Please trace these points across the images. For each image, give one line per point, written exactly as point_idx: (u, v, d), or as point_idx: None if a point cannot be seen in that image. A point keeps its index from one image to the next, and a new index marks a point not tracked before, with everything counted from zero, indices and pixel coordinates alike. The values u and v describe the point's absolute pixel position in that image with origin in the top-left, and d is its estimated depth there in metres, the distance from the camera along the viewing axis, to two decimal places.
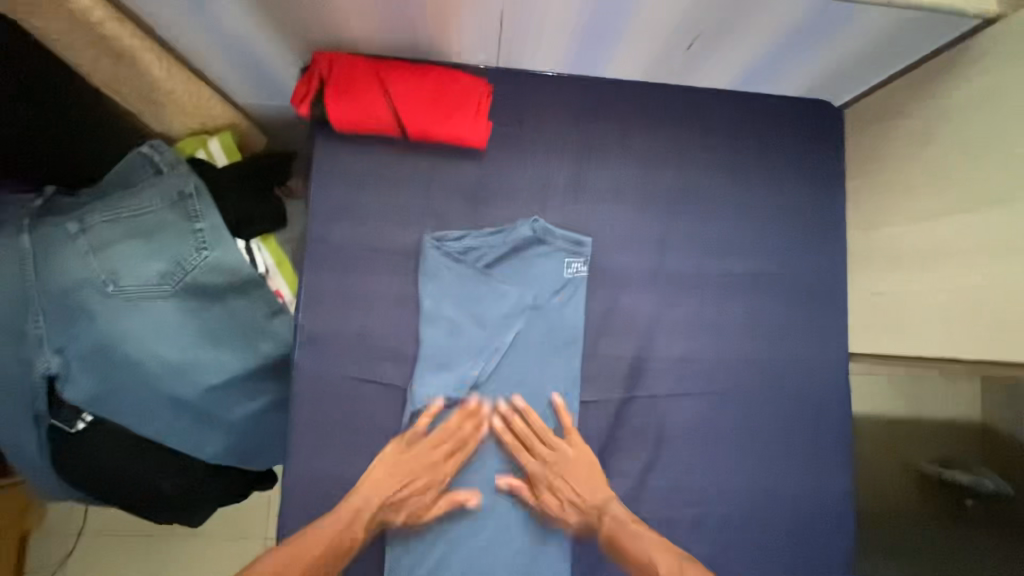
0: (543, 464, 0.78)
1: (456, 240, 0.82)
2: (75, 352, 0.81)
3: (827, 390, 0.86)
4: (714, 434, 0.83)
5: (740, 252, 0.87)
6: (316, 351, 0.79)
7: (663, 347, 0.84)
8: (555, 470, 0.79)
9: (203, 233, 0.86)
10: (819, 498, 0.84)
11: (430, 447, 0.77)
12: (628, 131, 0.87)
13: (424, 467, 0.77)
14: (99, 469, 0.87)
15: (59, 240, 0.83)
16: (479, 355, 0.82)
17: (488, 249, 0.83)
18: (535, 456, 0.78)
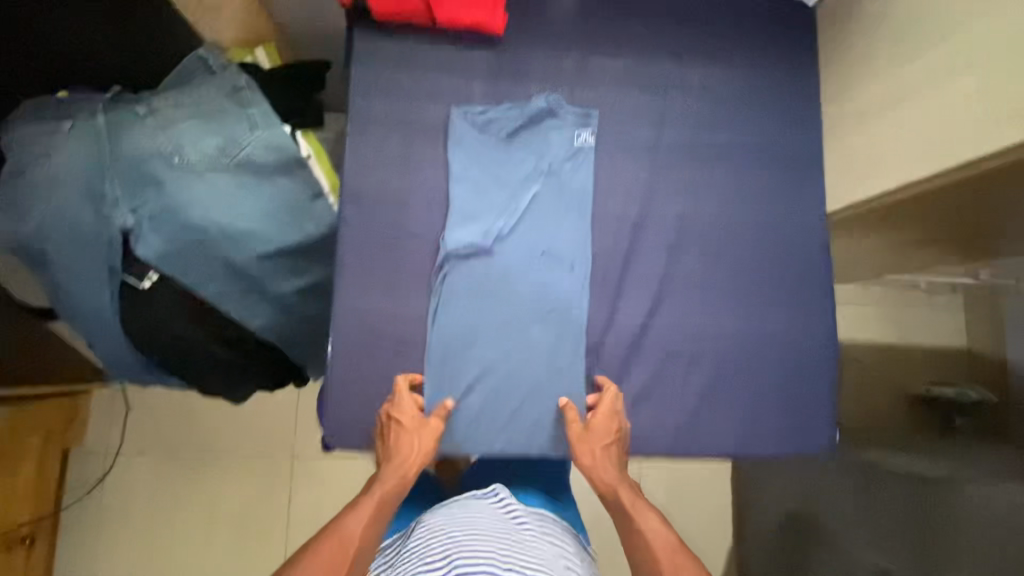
0: (596, 428, 0.86)
1: (480, 112, 0.94)
2: (147, 213, 0.93)
3: (808, 242, 0.97)
4: (709, 278, 0.95)
5: (730, 123, 0.98)
6: (359, 204, 0.91)
7: (663, 205, 0.95)
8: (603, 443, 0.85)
9: (254, 117, 0.98)
10: (804, 334, 0.95)
11: (410, 417, 0.85)
12: (629, 20, 0.99)
13: (411, 435, 0.84)
14: (162, 328, 0.98)
15: (129, 120, 0.95)
16: (502, 211, 0.93)
17: (507, 121, 0.94)
18: (594, 424, 0.87)
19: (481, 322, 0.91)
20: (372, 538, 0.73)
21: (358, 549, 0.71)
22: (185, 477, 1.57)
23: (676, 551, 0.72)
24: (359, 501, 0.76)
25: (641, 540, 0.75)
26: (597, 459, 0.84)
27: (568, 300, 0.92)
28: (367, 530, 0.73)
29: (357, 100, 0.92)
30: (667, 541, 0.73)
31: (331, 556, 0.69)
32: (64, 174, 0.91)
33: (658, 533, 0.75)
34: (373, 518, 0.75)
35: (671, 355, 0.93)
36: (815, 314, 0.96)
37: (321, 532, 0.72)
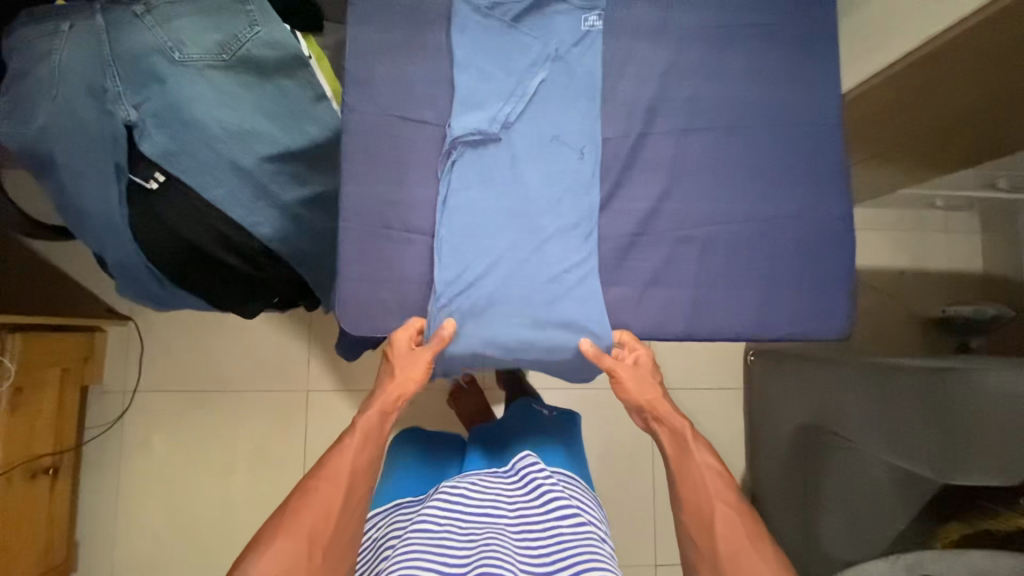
0: (643, 368, 0.91)
1: None
2: (150, 110, 0.92)
3: (823, 124, 0.95)
4: (721, 162, 0.93)
5: (741, 4, 0.95)
6: (364, 94, 0.89)
7: (673, 87, 0.93)
8: (650, 382, 0.92)
9: (253, 12, 0.95)
10: (820, 218, 0.94)
11: (400, 351, 0.87)
12: None
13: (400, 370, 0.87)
14: (171, 232, 0.98)
15: (126, 17, 0.93)
16: (508, 96, 0.90)
17: (511, 6, 0.92)
18: (641, 362, 0.91)
19: (491, 210, 0.89)
20: (365, 470, 0.80)
21: (350, 480, 0.78)
22: (203, 416, 1.59)
23: (728, 488, 0.80)
24: (348, 436, 0.82)
25: (695, 473, 0.82)
26: (649, 396, 0.90)
27: (580, 186, 0.90)
28: (359, 463, 0.79)
29: None
30: (720, 477, 0.81)
31: (326, 494, 0.76)
32: (67, 71, 0.91)
33: (709, 469, 0.82)
34: (363, 451, 0.81)
35: (685, 239, 0.92)
36: (831, 197, 0.95)
37: (316, 469, 0.79)
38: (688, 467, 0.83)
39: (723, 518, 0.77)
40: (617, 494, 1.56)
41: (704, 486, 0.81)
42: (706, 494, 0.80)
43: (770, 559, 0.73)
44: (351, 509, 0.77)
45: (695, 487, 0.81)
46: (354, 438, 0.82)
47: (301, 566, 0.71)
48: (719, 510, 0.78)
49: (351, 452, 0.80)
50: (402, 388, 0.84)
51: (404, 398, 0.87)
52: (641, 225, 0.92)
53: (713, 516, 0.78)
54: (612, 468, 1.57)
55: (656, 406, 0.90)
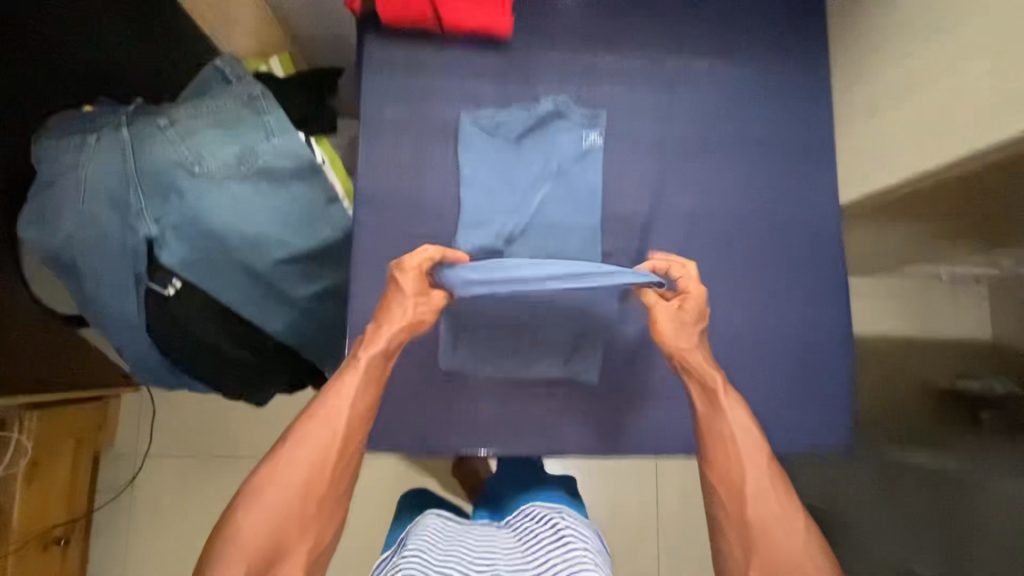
0: (689, 313, 0.87)
1: (489, 116, 0.95)
2: (168, 222, 0.95)
3: (821, 235, 0.98)
4: (718, 275, 0.96)
5: (740, 118, 0.98)
6: (375, 211, 0.93)
7: (673, 201, 0.96)
8: (691, 332, 0.87)
9: (270, 125, 1.01)
10: (815, 329, 0.97)
11: (400, 311, 0.83)
12: (637, 17, 0.99)
13: (403, 303, 0.84)
14: (188, 331, 1.01)
15: (152, 132, 0.98)
16: (514, 212, 0.93)
17: (517, 125, 0.95)
18: (684, 310, 0.87)
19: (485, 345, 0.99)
20: (361, 415, 0.80)
21: (347, 427, 0.77)
22: (211, 477, 1.62)
23: (760, 450, 0.77)
24: (344, 377, 0.80)
25: (726, 432, 0.80)
26: (686, 346, 0.85)
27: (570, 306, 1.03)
28: (355, 410, 0.79)
29: (368, 106, 0.95)
30: (754, 445, 0.78)
31: (319, 435, 0.76)
32: (93, 186, 0.95)
33: (740, 429, 0.79)
34: (358, 392, 0.80)
35: (668, 358, 1.03)
36: (824, 309, 0.98)
37: (313, 412, 0.78)
38: (719, 423, 0.80)
39: (753, 485, 0.75)
40: (620, 563, 1.55)
41: (733, 449, 0.78)
42: (736, 457, 0.77)
43: (801, 530, 0.73)
44: (347, 457, 0.77)
45: (726, 450, 0.78)
46: (352, 378, 0.80)
47: (294, 514, 0.72)
48: (753, 482, 0.75)
49: (346, 396, 0.79)
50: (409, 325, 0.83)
51: (402, 336, 0.84)
52: (631, 346, 1.04)
53: (742, 475, 0.76)
54: (614, 536, 1.57)
55: (688, 357, 0.85)
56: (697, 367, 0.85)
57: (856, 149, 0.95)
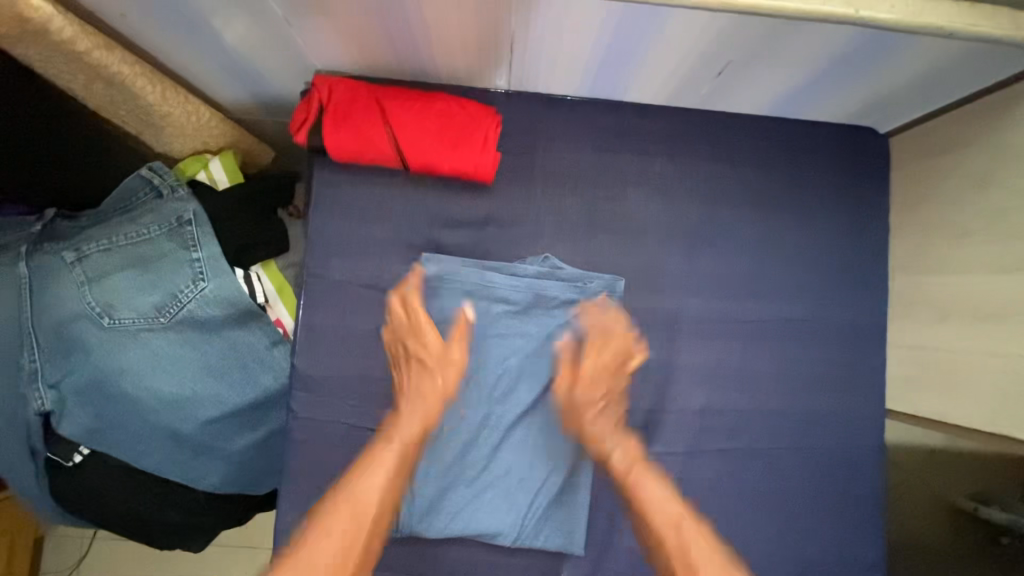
0: (600, 364, 0.76)
1: (456, 274, 0.77)
2: (70, 386, 0.80)
3: (859, 442, 0.80)
4: (736, 491, 0.79)
5: (767, 294, 0.81)
6: (318, 396, 0.77)
7: (681, 395, 0.79)
8: (602, 391, 0.76)
9: (200, 262, 0.83)
10: (847, 560, 0.80)
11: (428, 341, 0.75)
12: (648, 164, 0.82)
13: (428, 380, 0.74)
14: (99, 504, 0.85)
15: (55, 269, 0.81)
16: (483, 400, 0.77)
17: (508, 292, 0.78)
18: (593, 358, 0.76)
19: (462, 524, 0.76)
20: (389, 512, 0.68)
21: (374, 524, 0.66)
22: (161, 567, 1.49)
23: (678, 518, 0.68)
24: (370, 461, 0.70)
25: (636, 504, 0.71)
26: (591, 402, 0.75)
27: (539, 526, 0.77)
28: (385, 498, 0.68)
29: (316, 260, 0.78)
30: (668, 499, 0.70)
31: (342, 518, 0.65)
32: None
33: (657, 499, 0.70)
34: (391, 479, 0.69)
35: None
36: (860, 534, 0.80)
37: (329, 502, 0.67)
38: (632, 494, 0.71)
39: (676, 548, 0.66)
40: None
41: (666, 508, 0.69)
42: (667, 535, 0.67)
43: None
44: (370, 552, 0.66)
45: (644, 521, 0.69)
46: (379, 471, 0.69)
47: None
48: (670, 538, 0.67)
49: (382, 471, 0.69)
50: (432, 408, 0.73)
51: (428, 423, 0.73)
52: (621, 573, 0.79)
53: (678, 546, 0.66)
54: None
55: (592, 426, 0.75)
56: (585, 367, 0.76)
57: (913, 351, 0.77)
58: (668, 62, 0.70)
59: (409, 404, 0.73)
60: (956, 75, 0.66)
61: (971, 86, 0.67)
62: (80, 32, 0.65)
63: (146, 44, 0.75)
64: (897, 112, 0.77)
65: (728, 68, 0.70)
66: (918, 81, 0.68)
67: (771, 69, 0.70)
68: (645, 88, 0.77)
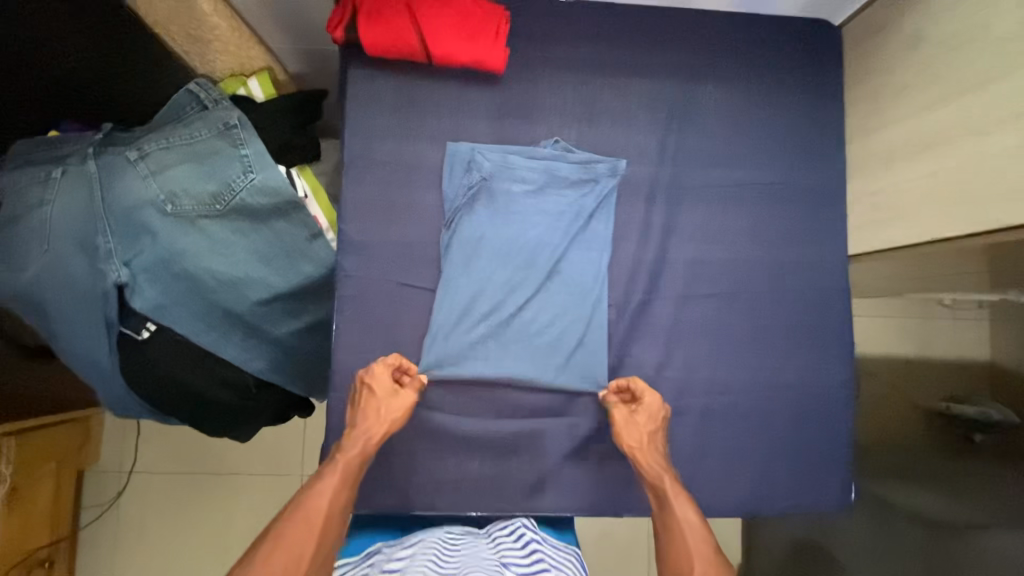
0: (649, 402, 0.85)
1: (478, 157, 0.89)
2: (141, 265, 0.90)
3: (828, 286, 0.93)
4: (724, 330, 0.91)
5: (745, 163, 0.94)
6: (360, 260, 0.88)
7: (674, 250, 0.92)
8: (648, 432, 0.84)
9: (248, 157, 0.94)
10: (825, 389, 0.92)
11: (381, 379, 0.82)
12: (637, 54, 0.94)
13: (383, 409, 0.81)
14: (163, 377, 0.96)
15: (121, 165, 0.91)
16: (508, 265, 0.90)
17: (526, 172, 0.91)
18: (645, 411, 0.85)
19: (494, 371, 0.88)
20: (341, 509, 0.73)
21: (327, 524, 0.70)
22: (199, 496, 1.59)
23: (708, 546, 0.70)
24: (326, 471, 0.75)
25: (671, 533, 0.72)
26: (640, 449, 0.81)
27: (559, 361, 0.90)
28: (335, 507, 0.72)
29: (354, 143, 0.89)
30: (703, 535, 0.71)
31: (300, 536, 0.67)
32: (60, 225, 0.89)
33: (692, 528, 0.72)
34: (342, 493, 0.74)
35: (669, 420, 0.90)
36: (834, 368, 0.93)
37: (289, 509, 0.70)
38: (671, 523, 0.73)
39: None
40: None
41: (683, 545, 0.71)
42: (685, 559, 0.69)
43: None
44: (324, 555, 0.68)
45: (677, 546, 0.71)
46: (330, 479, 0.74)
47: None
48: (699, 571, 0.68)
49: (326, 493, 0.72)
50: (389, 426, 0.80)
51: (383, 436, 0.80)
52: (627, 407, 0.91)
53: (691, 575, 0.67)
54: None
55: (639, 455, 0.81)
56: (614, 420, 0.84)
57: (869, 201, 0.90)
58: None
59: (365, 419, 0.80)
60: None
61: None
62: None
63: None
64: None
65: None
66: None
67: None
68: None
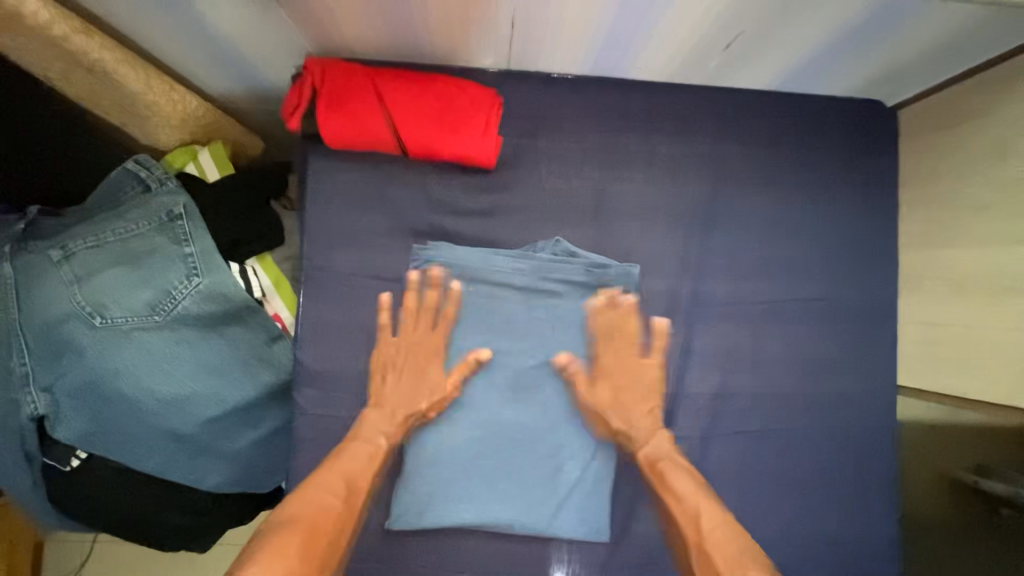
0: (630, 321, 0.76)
1: (454, 254, 0.76)
2: (63, 390, 0.77)
3: (872, 420, 0.80)
4: (747, 472, 0.78)
5: (777, 273, 0.79)
6: (323, 391, 0.75)
7: (692, 378, 0.78)
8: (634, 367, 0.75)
9: (193, 257, 0.81)
10: (863, 541, 0.79)
11: (423, 352, 0.74)
12: (652, 141, 0.79)
13: (410, 354, 0.74)
14: (98, 508, 0.83)
15: (43, 268, 0.78)
16: (489, 385, 0.76)
17: (514, 276, 0.76)
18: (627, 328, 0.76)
19: (473, 516, 0.74)
20: (371, 470, 0.69)
21: (356, 482, 0.67)
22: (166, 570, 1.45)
23: (698, 493, 0.67)
24: (364, 420, 0.71)
25: (664, 498, 0.69)
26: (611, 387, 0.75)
27: (557, 508, 0.76)
28: (364, 471, 0.68)
29: (317, 251, 0.76)
30: (695, 488, 0.68)
31: (329, 484, 0.64)
32: None
33: (681, 481, 0.69)
34: (375, 456, 0.70)
35: None
36: (875, 515, 0.80)
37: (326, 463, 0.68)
38: (662, 467, 0.71)
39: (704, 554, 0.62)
40: None
41: (670, 492, 0.69)
42: (681, 504, 0.67)
43: (743, 543, 0.61)
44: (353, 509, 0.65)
45: (673, 497, 0.68)
46: (361, 439, 0.70)
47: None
48: (693, 514, 0.66)
49: (352, 458, 0.68)
50: (421, 380, 0.73)
51: (422, 402, 0.73)
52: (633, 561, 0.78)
53: (684, 508, 0.67)
54: None
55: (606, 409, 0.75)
56: (541, 420, 0.76)
57: (925, 326, 0.76)
58: (675, 38, 0.68)
59: (394, 375, 0.73)
60: (970, 41, 0.64)
61: (980, 55, 0.66)
62: (54, 15, 0.62)
63: (125, 28, 0.71)
64: (906, 84, 0.75)
65: (737, 40, 0.68)
66: (928, 50, 0.67)
67: (779, 42, 0.67)
68: (651, 64, 0.75)
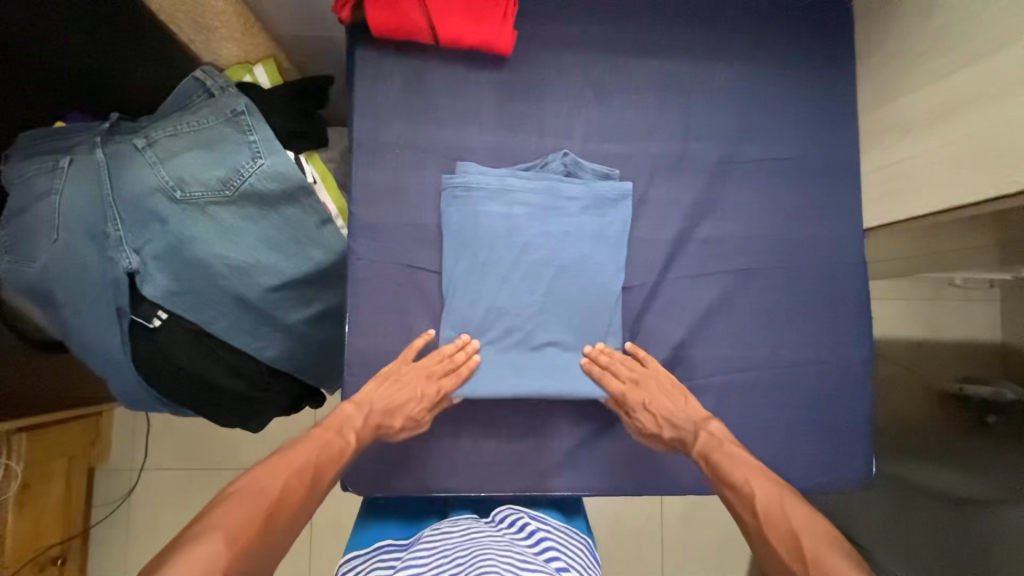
0: (660, 378, 0.85)
1: (474, 173, 0.87)
2: (152, 252, 0.91)
3: (843, 259, 0.93)
4: (737, 306, 0.91)
5: (758, 137, 0.93)
6: (374, 241, 0.87)
7: (688, 227, 0.91)
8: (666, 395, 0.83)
9: (256, 143, 0.94)
10: (841, 363, 0.92)
11: (417, 366, 0.81)
12: (647, 31, 0.93)
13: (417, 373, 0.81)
14: (173, 367, 0.94)
15: (128, 153, 0.91)
16: (507, 250, 0.87)
17: (525, 196, 0.87)
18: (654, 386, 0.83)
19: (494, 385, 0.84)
20: (327, 466, 0.70)
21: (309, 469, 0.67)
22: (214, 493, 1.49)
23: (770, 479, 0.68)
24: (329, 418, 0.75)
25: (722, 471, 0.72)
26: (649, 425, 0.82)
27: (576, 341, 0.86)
28: (322, 458, 0.70)
29: (366, 125, 0.89)
30: (760, 471, 0.70)
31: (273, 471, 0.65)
32: (67, 212, 0.88)
33: (747, 469, 0.70)
34: (334, 449, 0.72)
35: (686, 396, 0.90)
36: (852, 342, 0.93)
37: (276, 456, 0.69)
38: (714, 450, 0.75)
39: (778, 523, 0.62)
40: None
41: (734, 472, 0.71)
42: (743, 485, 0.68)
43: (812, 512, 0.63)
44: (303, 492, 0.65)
45: (733, 467, 0.71)
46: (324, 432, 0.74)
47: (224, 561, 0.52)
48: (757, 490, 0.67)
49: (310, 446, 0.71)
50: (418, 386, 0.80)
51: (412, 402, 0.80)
52: None
53: (746, 486, 0.68)
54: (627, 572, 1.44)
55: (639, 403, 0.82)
56: (622, 394, 0.83)
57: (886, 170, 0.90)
58: None
59: (408, 374, 0.81)
60: None
61: None
62: None
63: None
64: None
65: None
66: None
67: None
68: None
